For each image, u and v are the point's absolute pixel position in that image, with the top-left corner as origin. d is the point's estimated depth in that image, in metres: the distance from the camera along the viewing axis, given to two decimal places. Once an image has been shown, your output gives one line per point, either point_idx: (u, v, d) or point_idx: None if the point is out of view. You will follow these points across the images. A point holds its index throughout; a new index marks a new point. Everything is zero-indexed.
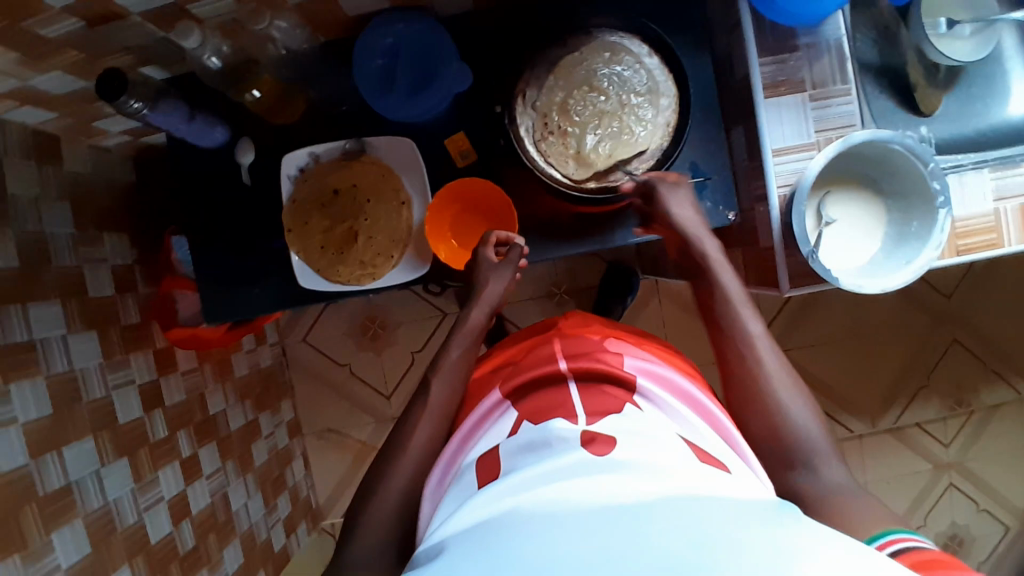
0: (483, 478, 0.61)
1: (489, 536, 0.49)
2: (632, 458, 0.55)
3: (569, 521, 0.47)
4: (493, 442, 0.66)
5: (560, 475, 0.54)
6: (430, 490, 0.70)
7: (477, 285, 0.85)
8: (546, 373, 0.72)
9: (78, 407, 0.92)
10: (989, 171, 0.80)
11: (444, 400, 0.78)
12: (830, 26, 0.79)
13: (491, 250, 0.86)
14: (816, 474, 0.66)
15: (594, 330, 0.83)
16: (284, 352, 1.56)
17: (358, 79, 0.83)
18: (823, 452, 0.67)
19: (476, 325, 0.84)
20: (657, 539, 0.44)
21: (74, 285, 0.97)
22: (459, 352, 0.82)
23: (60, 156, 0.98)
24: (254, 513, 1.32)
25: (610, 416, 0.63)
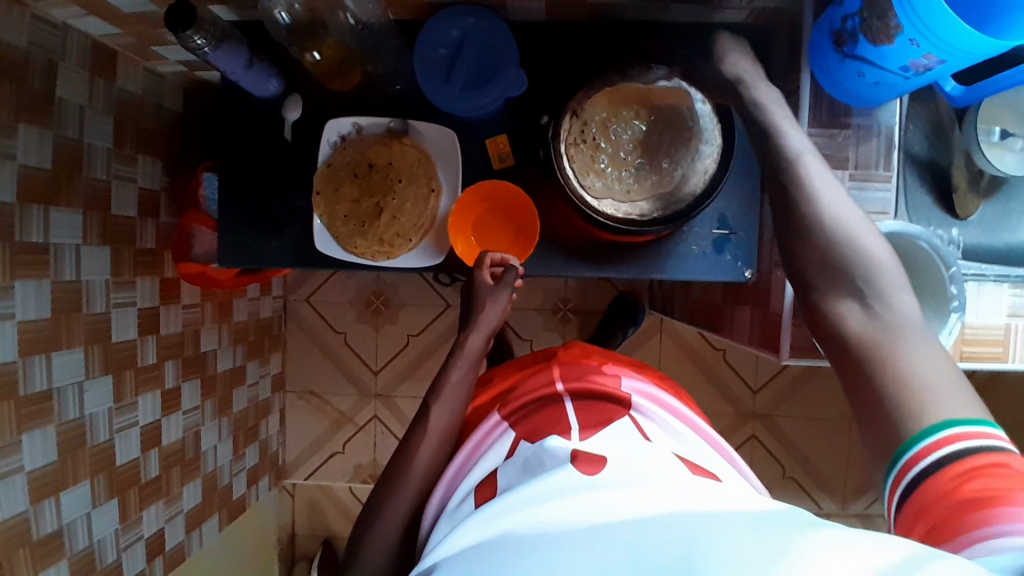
0: (480, 498, 0.62)
1: (485, 555, 0.51)
2: (617, 480, 0.56)
3: (568, 540, 0.49)
4: (490, 466, 0.67)
5: (552, 494, 0.56)
6: (431, 510, 0.71)
7: (474, 307, 0.83)
8: (542, 394, 0.74)
9: (75, 318, 0.94)
10: (1009, 286, 0.81)
11: (444, 425, 0.76)
12: (887, 111, 0.79)
13: (486, 274, 0.84)
14: (876, 309, 0.59)
15: (594, 358, 0.84)
16: (285, 308, 1.57)
17: (417, 63, 0.84)
18: (891, 291, 0.59)
19: (475, 350, 0.81)
20: (652, 551, 0.46)
21: (100, 198, 0.99)
22: (459, 375, 0.79)
23: (114, 71, 1.00)
24: (221, 458, 1.33)
25: (602, 433, 0.65)
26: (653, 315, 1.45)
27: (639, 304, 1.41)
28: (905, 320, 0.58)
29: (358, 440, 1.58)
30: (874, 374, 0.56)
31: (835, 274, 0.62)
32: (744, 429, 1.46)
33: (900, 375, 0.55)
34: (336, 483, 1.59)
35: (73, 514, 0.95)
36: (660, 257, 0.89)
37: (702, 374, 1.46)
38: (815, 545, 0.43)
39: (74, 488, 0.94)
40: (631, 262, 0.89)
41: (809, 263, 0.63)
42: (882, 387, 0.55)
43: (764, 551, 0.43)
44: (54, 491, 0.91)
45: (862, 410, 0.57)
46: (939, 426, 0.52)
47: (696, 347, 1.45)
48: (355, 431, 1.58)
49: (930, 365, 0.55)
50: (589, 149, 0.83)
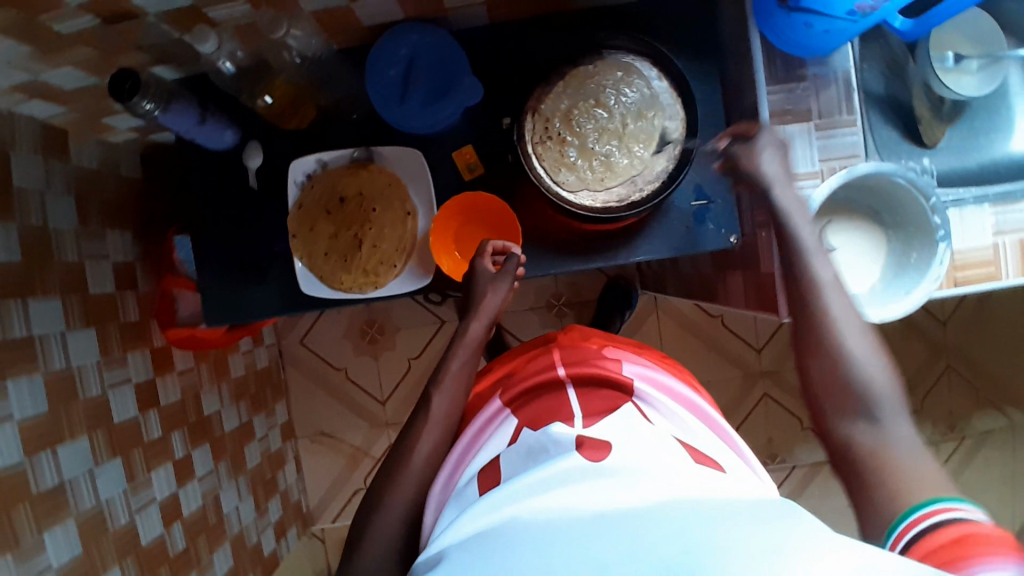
0: (483, 485, 0.62)
1: (487, 543, 0.51)
2: (625, 467, 0.56)
3: (568, 530, 0.49)
4: (493, 452, 0.67)
5: (558, 482, 0.55)
6: (433, 501, 0.70)
7: (474, 298, 0.83)
8: (544, 381, 0.74)
9: (73, 406, 0.92)
10: (989, 206, 0.81)
11: (444, 414, 0.78)
12: (839, 57, 0.80)
13: (487, 262, 0.84)
14: (878, 427, 0.66)
15: (594, 340, 0.84)
16: (281, 354, 1.56)
17: (370, 87, 0.84)
18: (886, 411, 0.67)
19: (475, 337, 0.83)
20: (654, 542, 0.45)
21: (76, 280, 0.97)
22: (458, 364, 0.82)
23: (66, 150, 0.98)
24: (245, 517, 1.31)
25: (606, 419, 0.65)
26: (647, 295, 1.45)
27: (630, 286, 1.41)
28: (902, 438, 0.65)
29: None
30: (880, 472, 0.63)
31: (843, 398, 0.68)
32: (756, 389, 1.47)
33: (901, 474, 0.62)
34: None
35: None
36: (645, 237, 0.89)
37: (705, 344, 1.46)
38: (818, 545, 0.44)
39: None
40: (616, 248, 0.89)
41: (821, 388, 0.70)
42: (886, 480, 0.62)
43: (767, 549, 0.43)
44: None
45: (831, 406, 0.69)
46: (927, 502, 0.58)
47: (694, 317, 1.46)
48: (374, 464, 1.57)
49: (929, 470, 0.62)
50: (558, 146, 0.82)
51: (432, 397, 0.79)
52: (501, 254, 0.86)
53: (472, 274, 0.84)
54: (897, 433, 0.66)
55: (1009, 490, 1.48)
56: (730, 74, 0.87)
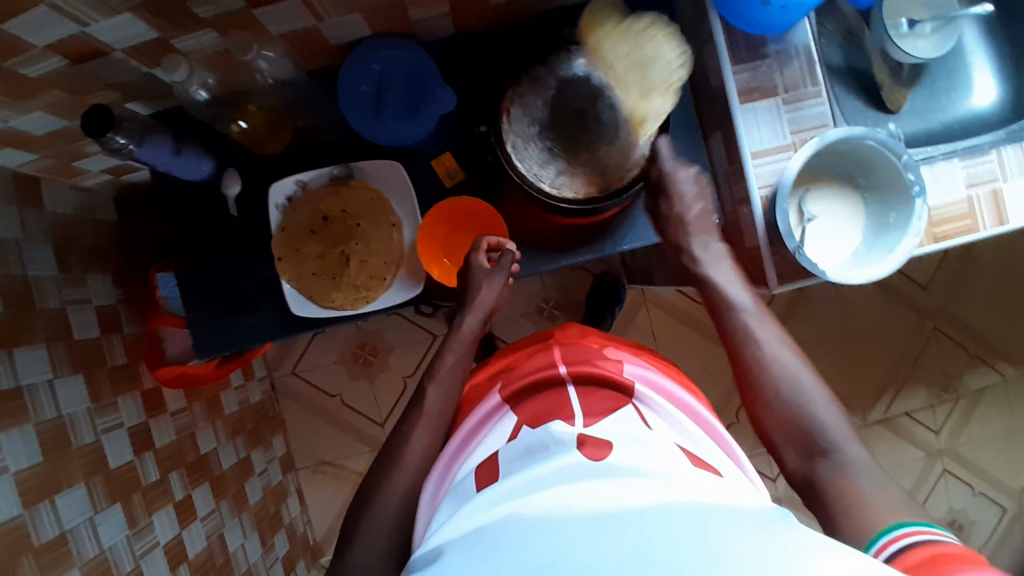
0: (481, 481, 0.62)
1: (485, 538, 0.50)
2: (624, 467, 0.56)
3: (562, 521, 0.49)
4: (491, 448, 0.67)
5: (555, 481, 0.55)
6: (425, 502, 0.70)
7: (470, 291, 0.85)
8: (545, 377, 0.73)
9: (67, 455, 0.90)
10: (958, 160, 0.84)
11: (438, 409, 0.79)
12: (797, 33, 0.82)
13: (481, 257, 0.85)
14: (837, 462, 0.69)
15: (592, 339, 0.84)
16: (274, 387, 1.54)
17: (344, 104, 0.84)
18: (843, 445, 0.69)
19: (470, 331, 0.86)
20: (651, 539, 0.45)
21: (61, 327, 0.95)
22: (452, 359, 0.83)
23: (40, 197, 0.97)
24: (252, 554, 1.29)
25: (607, 419, 0.65)
26: (635, 288, 1.46)
27: (617, 281, 1.43)
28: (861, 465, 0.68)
29: None
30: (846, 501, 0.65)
31: (804, 443, 0.71)
32: None
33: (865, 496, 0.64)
34: None
35: None
36: (629, 226, 0.90)
37: (696, 331, 1.47)
38: (812, 550, 0.43)
39: None
40: (602, 239, 0.90)
41: (782, 435, 0.73)
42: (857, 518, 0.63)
43: (766, 552, 0.43)
44: None
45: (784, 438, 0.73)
46: (891, 529, 0.59)
47: (682, 306, 1.48)
48: None
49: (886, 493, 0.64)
50: (540, 144, 0.83)
51: (427, 389, 0.80)
52: (495, 251, 0.87)
53: (467, 270, 0.86)
54: (855, 467, 0.68)
55: (1008, 443, 1.51)
56: (696, 60, 0.90)
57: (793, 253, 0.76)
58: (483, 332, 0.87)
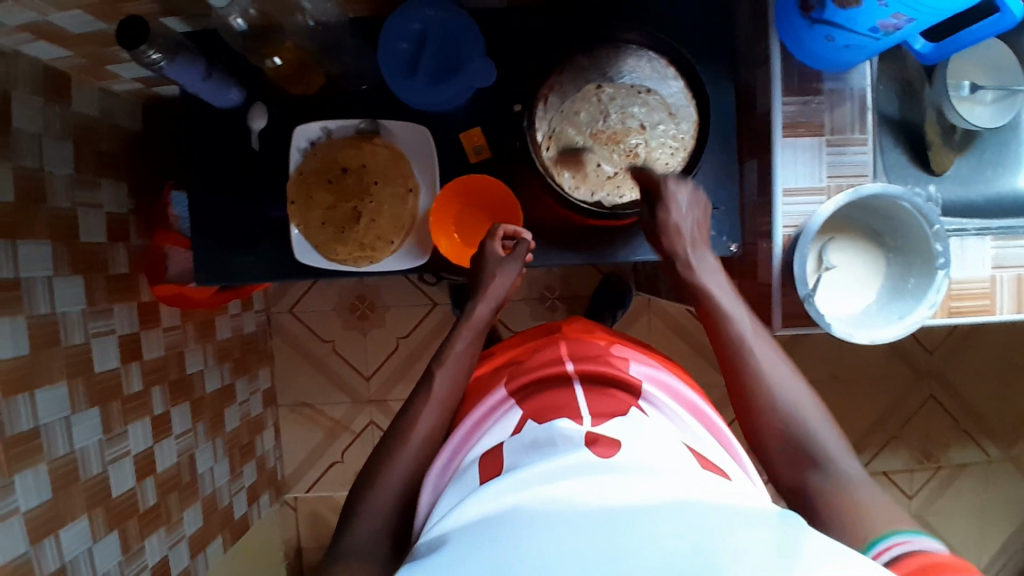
0: (484, 473, 0.61)
1: (491, 534, 0.49)
2: (632, 462, 0.55)
3: (573, 520, 0.49)
4: (498, 438, 0.66)
5: (561, 474, 0.54)
6: (430, 481, 0.69)
7: (483, 281, 0.85)
8: (552, 375, 0.72)
9: (54, 353, 0.91)
10: (990, 239, 0.82)
11: (446, 390, 0.78)
12: (857, 75, 0.79)
13: (497, 245, 0.85)
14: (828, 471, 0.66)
15: (599, 336, 0.84)
16: (268, 321, 1.55)
17: (381, 58, 0.81)
18: (833, 455, 0.67)
19: (479, 321, 0.84)
20: (661, 541, 0.46)
21: (68, 227, 0.96)
22: (463, 346, 0.82)
23: (68, 95, 0.97)
24: (218, 478, 1.32)
25: (613, 420, 0.63)
26: (641, 296, 1.45)
27: (624, 286, 1.41)
28: (854, 476, 0.65)
29: (356, 448, 1.56)
30: (838, 516, 0.63)
31: (792, 453, 0.69)
32: None
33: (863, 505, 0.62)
34: (339, 493, 1.58)
35: (74, 551, 0.94)
36: (643, 237, 0.89)
37: (692, 349, 1.47)
38: (816, 557, 0.46)
39: (72, 525, 0.93)
40: (613, 247, 0.89)
41: (773, 446, 0.70)
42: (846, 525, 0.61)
43: (778, 559, 0.45)
44: (53, 529, 0.90)
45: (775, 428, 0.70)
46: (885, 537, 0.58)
47: (684, 323, 1.47)
48: (352, 439, 1.56)
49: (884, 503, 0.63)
50: (575, 142, 0.82)
51: (435, 373, 0.79)
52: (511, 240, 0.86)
53: (483, 256, 0.85)
54: (849, 472, 0.66)
55: (978, 520, 1.50)
56: (746, 82, 0.87)
57: (802, 301, 0.75)
58: (494, 321, 0.85)
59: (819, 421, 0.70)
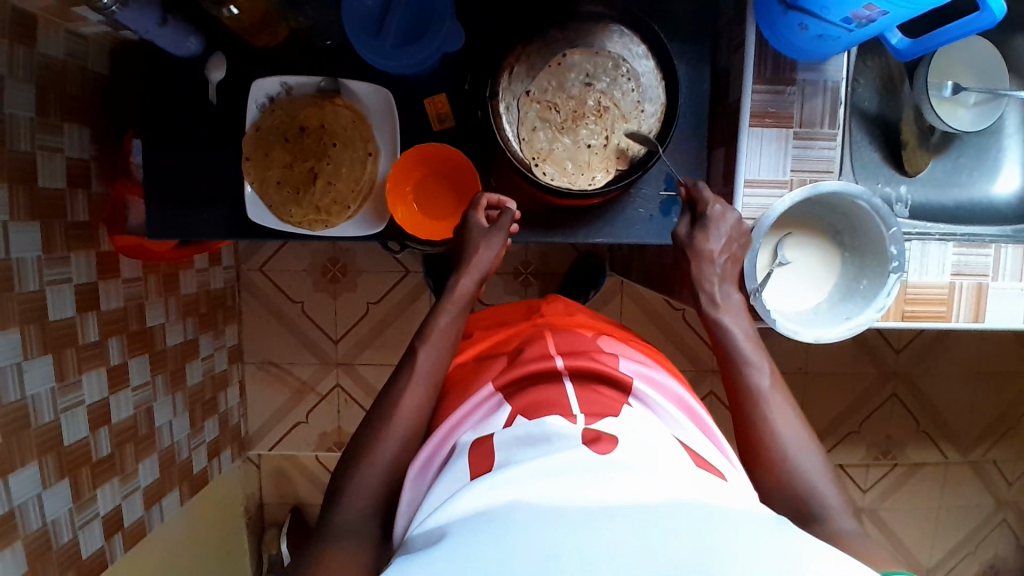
0: (475, 469, 0.58)
1: (490, 528, 0.46)
2: (632, 461, 0.53)
3: (575, 515, 0.47)
4: (485, 431, 0.63)
5: (561, 471, 0.51)
6: (413, 473, 0.66)
7: (466, 252, 0.83)
8: (539, 368, 0.69)
9: (5, 298, 0.90)
10: (953, 245, 0.80)
11: (430, 370, 0.76)
12: (833, 65, 0.76)
13: (480, 216, 0.84)
14: (828, 527, 0.61)
15: (582, 324, 0.83)
16: (239, 278, 1.53)
17: (344, 17, 0.78)
18: (835, 509, 0.62)
19: (464, 291, 0.82)
20: (661, 539, 0.44)
21: (25, 170, 0.93)
22: (446, 321, 0.80)
23: (31, 34, 0.93)
24: (177, 432, 1.32)
25: (605, 421, 0.60)
26: (614, 277, 1.44)
27: (598, 267, 1.40)
28: (854, 533, 0.61)
29: (322, 409, 1.56)
30: None
31: (796, 508, 0.63)
32: (703, 386, 1.48)
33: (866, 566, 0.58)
34: (302, 453, 1.58)
35: (23, 496, 0.94)
36: (620, 217, 0.87)
37: (661, 333, 1.47)
38: (810, 558, 0.45)
39: (21, 471, 0.93)
40: (578, 227, 0.87)
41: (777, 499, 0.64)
42: None
43: (768, 557, 0.44)
44: (1, 474, 0.90)
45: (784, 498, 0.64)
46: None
47: (655, 306, 1.46)
48: (317, 401, 1.56)
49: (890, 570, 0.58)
50: (536, 118, 0.79)
51: (419, 350, 0.77)
52: (494, 210, 0.84)
53: (466, 228, 0.83)
54: (848, 531, 0.61)
55: (929, 518, 1.52)
56: (723, 66, 0.84)
57: (750, 295, 0.77)
58: (478, 295, 0.82)
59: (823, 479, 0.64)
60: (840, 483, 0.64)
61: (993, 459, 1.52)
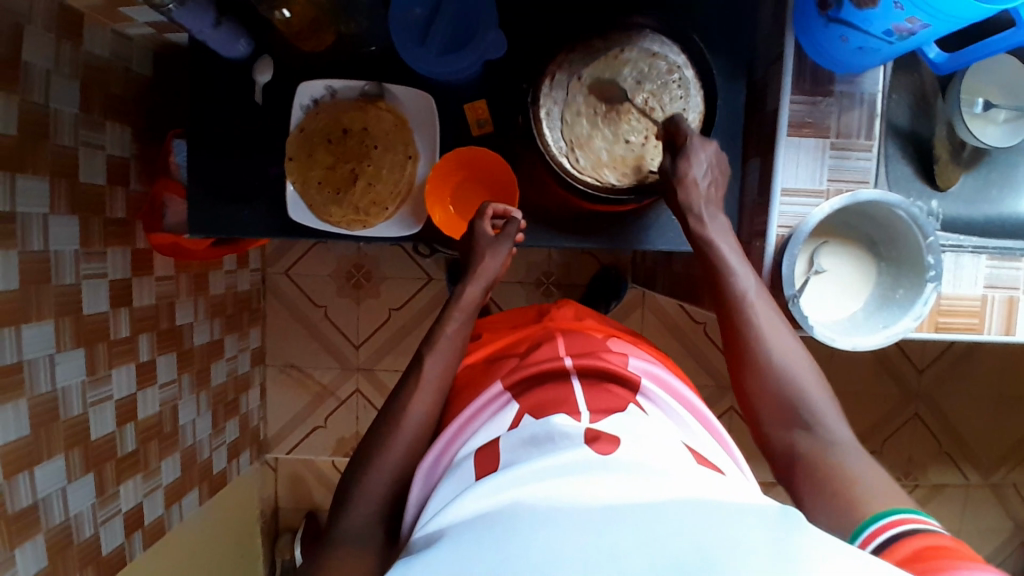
0: (481, 469, 0.58)
1: (491, 529, 0.47)
2: (636, 460, 0.53)
3: (575, 513, 0.47)
4: (492, 433, 0.63)
5: (562, 470, 0.52)
6: (423, 468, 0.67)
7: (475, 258, 0.84)
8: (548, 368, 0.70)
9: (44, 290, 0.92)
10: (985, 258, 0.82)
11: (436, 375, 0.77)
12: (869, 80, 0.78)
13: (487, 225, 0.85)
14: (817, 435, 0.67)
15: (593, 327, 0.84)
16: (263, 281, 1.55)
17: (392, 27, 0.81)
18: (821, 411, 0.68)
19: (471, 300, 0.83)
20: (661, 537, 0.44)
21: (68, 166, 0.96)
22: (455, 328, 0.81)
23: (80, 34, 0.96)
24: (199, 432, 1.33)
25: (612, 417, 0.61)
26: (636, 289, 1.44)
27: (621, 278, 1.40)
28: (840, 437, 0.66)
29: (341, 414, 1.57)
30: (830, 474, 0.63)
31: (783, 410, 0.70)
32: (723, 401, 1.48)
33: (849, 472, 0.62)
34: (320, 458, 1.59)
35: (48, 488, 0.94)
36: (652, 225, 0.88)
37: (682, 346, 1.47)
38: (816, 550, 0.44)
39: (49, 463, 0.94)
40: (611, 234, 0.89)
41: (760, 400, 0.71)
42: (829, 485, 0.62)
43: (776, 554, 0.43)
44: (28, 465, 0.91)
45: (769, 400, 0.71)
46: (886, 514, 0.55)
47: (677, 319, 1.46)
48: (337, 405, 1.57)
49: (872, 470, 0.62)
50: (577, 123, 0.81)
51: (425, 359, 0.78)
52: (503, 220, 0.86)
53: (474, 236, 0.85)
54: (834, 435, 0.67)
55: (951, 542, 1.50)
56: (758, 79, 0.86)
57: (788, 301, 0.77)
58: (485, 302, 0.84)
59: (805, 377, 0.70)
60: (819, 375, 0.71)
61: (1014, 483, 1.51)
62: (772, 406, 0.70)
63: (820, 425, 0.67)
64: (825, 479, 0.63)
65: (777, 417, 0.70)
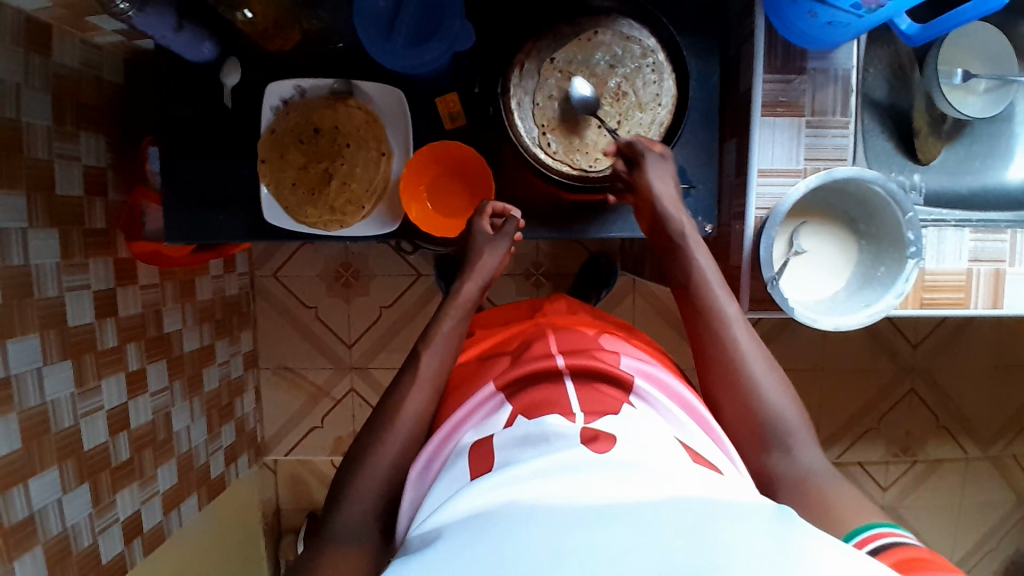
0: (476, 468, 0.57)
1: (485, 527, 0.46)
2: (634, 460, 0.53)
3: (572, 512, 0.46)
4: (487, 431, 0.63)
5: (559, 470, 0.51)
6: (415, 473, 0.66)
7: (472, 256, 0.84)
8: (539, 368, 0.69)
9: (26, 304, 0.91)
10: (970, 231, 0.81)
11: (432, 373, 0.76)
12: (842, 55, 0.77)
13: (485, 223, 0.85)
14: (792, 457, 0.66)
15: (584, 323, 0.83)
16: (252, 284, 1.54)
17: (357, 22, 0.79)
18: (797, 434, 0.67)
19: (467, 300, 0.82)
20: (660, 533, 0.43)
21: (44, 179, 0.95)
22: (451, 324, 0.80)
23: (48, 45, 0.95)
24: (195, 437, 1.33)
25: (607, 418, 0.60)
26: (626, 276, 1.44)
27: (610, 266, 1.39)
28: (814, 462, 0.66)
29: (337, 414, 1.57)
30: (816, 502, 0.62)
31: (757, 433, 0.68)
32: None
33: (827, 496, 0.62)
34: (318, 458, 1.59)
35: (43, 501, 0.94)
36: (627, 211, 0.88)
37: (675, 331, 1.47)
38: (813, 547, 0.44)
39: (43, 476, 0.94)
40: (591, 223, 0.88)
41: (736, 424, 0.69)
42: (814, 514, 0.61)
43: (771, 551, 0.43)
44: (21, 479, 0.91)
45: (744, 425, 0.69)
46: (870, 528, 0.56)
47: (669, 305, 1.46)
48: (332, 405, 1.56)
49: (850, 497, 0.62)
50: (549, 112, 0.81)
51: (421, 355, 0.77)
52: (499, 217, 0.86)
53: (471, 234, 0.84)
54: (808, 461, 0.66)
55: (952, 515, 1.50)
56: (732, 59, 0.84)
57: (767, 284, 0.76)
58: (483, 299, 0.83)
59: (779, 399, 0.69)
60: (795, 401, 0.70)
61: (1013, 453, 1.50)
62: (747, 429, 0.68)
63: (797, 448, 0.66)
64: (803, 501, 0.63)
65: (751, 443, 0.68)
